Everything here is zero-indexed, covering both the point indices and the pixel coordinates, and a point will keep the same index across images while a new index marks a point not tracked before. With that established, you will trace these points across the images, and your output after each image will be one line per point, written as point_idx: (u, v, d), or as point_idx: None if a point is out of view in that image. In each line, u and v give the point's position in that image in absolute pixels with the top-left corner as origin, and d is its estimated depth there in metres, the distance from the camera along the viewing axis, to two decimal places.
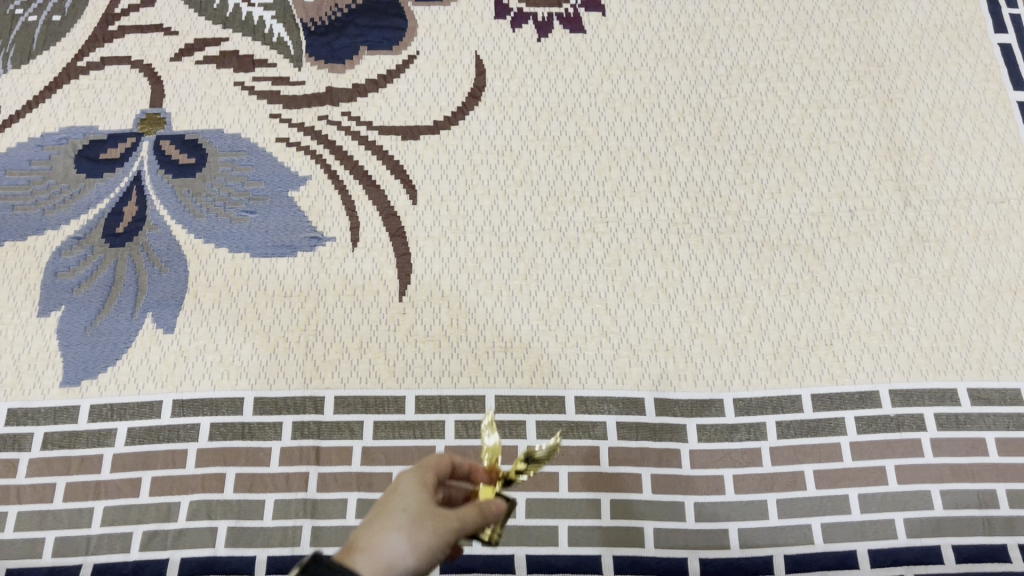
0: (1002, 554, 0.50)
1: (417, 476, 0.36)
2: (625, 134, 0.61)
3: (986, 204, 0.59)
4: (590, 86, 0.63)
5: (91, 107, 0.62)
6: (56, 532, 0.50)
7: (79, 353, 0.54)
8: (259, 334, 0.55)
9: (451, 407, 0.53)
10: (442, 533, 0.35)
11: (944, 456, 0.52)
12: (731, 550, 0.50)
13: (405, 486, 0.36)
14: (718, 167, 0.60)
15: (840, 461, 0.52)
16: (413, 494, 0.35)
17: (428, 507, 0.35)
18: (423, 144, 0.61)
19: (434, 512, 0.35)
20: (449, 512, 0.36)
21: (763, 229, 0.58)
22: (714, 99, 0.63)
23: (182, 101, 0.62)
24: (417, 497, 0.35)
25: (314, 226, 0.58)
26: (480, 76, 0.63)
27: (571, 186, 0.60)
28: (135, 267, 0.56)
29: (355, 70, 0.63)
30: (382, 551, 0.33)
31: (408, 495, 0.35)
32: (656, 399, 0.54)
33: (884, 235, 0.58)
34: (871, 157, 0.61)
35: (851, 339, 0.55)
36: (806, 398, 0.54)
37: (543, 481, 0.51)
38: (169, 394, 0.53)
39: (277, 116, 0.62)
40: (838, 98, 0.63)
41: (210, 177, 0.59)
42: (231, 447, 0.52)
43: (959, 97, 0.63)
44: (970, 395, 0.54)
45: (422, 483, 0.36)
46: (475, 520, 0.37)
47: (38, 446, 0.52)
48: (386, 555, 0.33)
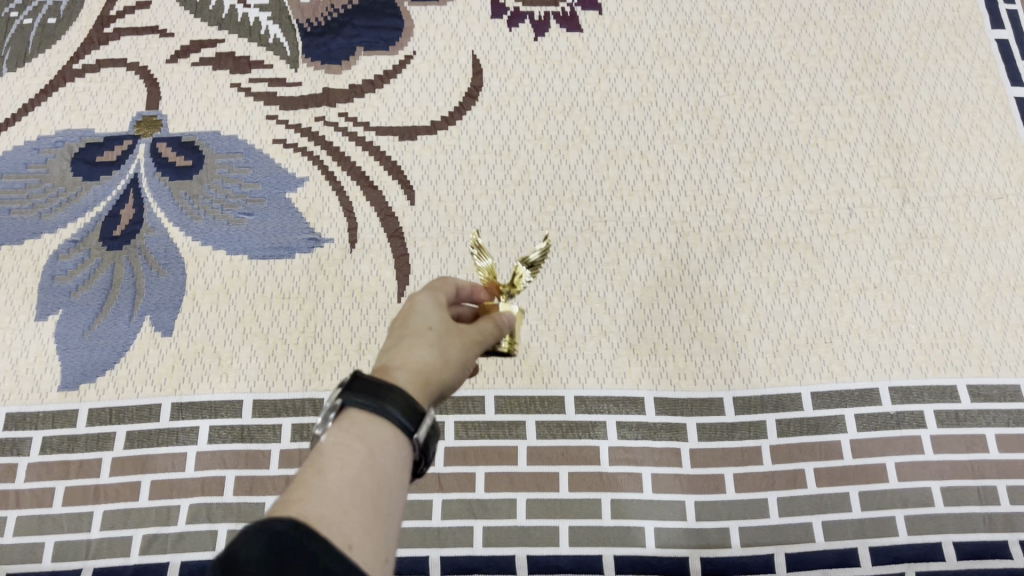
0: (1003, 551, 0.50)
1: (428, 295, 0.37)
2: (622, 133, 0.61)
3: (985, 201, 0.59)
4: (587, 85, 0.63)
5: (87, 110, 0.62)
6: (56, 536, 0.50)
7: (77, 357, 0.54)
8: (257, 336, 0.55)
9: (450, 408, 0.53)
10: (464, 344, 0.35)
11: (944, 453, 0.52)
12: (732, 549, 0.50)
13: (421, 305, 0.36)
14: (716, 165, 0.60)
15: (841, 459, 0.52)
16: (430, 312, 0.36)
17: (446, 323, 0.35)
18: (420, 145, 0.61)
19: (452, 326, 0.36)
20: (464, 327, 0.36)
21: (762, 227, 0.58)
22: (712, 97, 0.63)
23: (178, 104, 0.62)
24: (434, 315, 0.35)
25: (312, 227, 0.58)
26: (477, 75, 0.63)
27: (569, 185, 0.60)
28: (132, 270, 0.56)
29: (352, 70, 0.63)
30: (417, 357, 0.33)
31: (425, 311, 0.35)
32: (656, 398, 0.53)
33: (883, 232, 0.58)
34: (869, 154, 0.61)
35: (850, 336, 0.55)
36: (806, 395, 0.53)
37: (543, 481, 0.51)
38: (168, 398, 0.53)
39: (274, 117, 0.62)
40: (836, 96, 0.63)
41: (207, 179, 0.59)
42: (230, 450, 0.52)
43: (957, 93, 0.62)
44: (970, 392, 0.54)
45: (434, 302, 0.37)
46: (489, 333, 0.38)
47: (37, 451, 0.52)
48: (421, 360, 0.33)
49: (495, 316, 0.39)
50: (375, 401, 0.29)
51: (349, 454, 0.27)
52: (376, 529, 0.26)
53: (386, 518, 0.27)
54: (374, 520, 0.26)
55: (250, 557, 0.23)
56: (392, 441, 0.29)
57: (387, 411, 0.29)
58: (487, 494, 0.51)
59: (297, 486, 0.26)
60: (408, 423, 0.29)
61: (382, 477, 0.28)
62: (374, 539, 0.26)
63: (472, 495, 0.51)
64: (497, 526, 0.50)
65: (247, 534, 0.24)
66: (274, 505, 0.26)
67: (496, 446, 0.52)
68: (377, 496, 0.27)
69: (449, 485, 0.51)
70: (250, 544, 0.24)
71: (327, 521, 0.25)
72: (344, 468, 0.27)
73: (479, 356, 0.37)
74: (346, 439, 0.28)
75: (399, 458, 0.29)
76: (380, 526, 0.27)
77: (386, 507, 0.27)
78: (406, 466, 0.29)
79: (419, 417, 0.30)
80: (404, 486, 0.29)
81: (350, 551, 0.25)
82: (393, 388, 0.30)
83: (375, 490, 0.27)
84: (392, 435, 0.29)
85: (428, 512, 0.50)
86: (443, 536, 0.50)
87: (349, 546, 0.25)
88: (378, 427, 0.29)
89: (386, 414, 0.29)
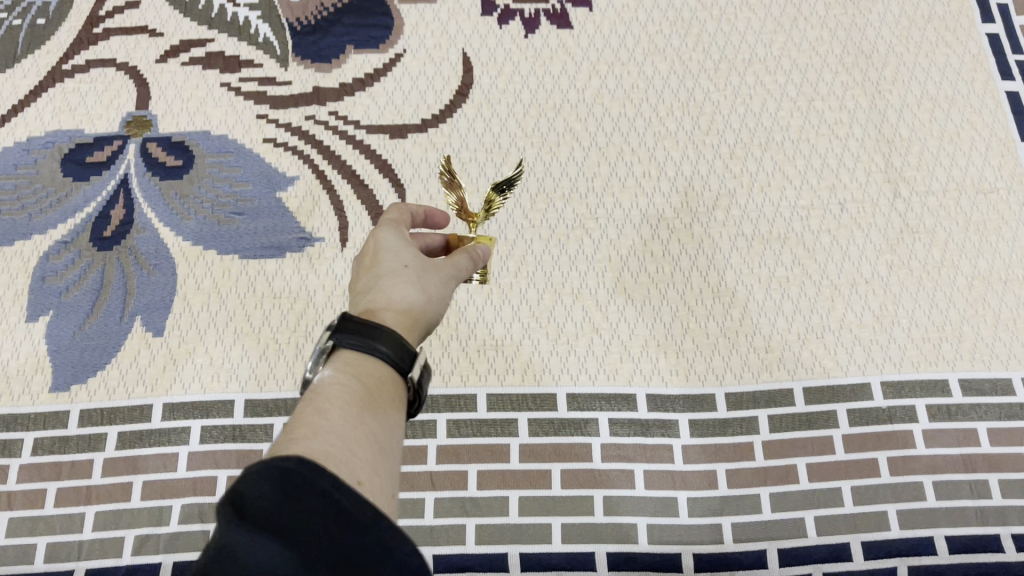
0: (995, 545, 0.50)
1: (396, 232, 0.42)
2: (613, 129, 0.61)
3: (976, 195, 0.59)
4: (578, 82, 0.63)
5: (77, 111, 0.61)
6: (48, 537, 0.50)
7: (68, 358, 0.54)
8: (249, 336, 0.55)
9: (442, 406, 0.53)
10: (441, 275, 0.41)
11: (937, 447, 0.52)
12: (725, 545, 0.50)
13: (392, 248, 0.41)
14: (707, 161, 0.60)
15: (833, 454, 0.52)
16: (403, 251, 0.41)
17: (421, 260, 0.40)
18: (411, 143, 0.61)
19: (428, 263, 0.40)
20: (438, 262, 0.41)
21: (753, 223, 0.58)
22: (703, 93, 0.63)
23: (168, 104, 0.62)
24: (407, 254, 0.40)
25: (302, 226, 0.58)
26: (467, 73, 0.63)
27: (560, 183, 0.59)
28: (123, 271, 0.56)
29: (342, 69, 0.63)
30: (399, 299, 0.38)
31: (399, 251, 0.40)
32: (648, 395, 0.53)
33: (874, 227, 0.58)
34: (860, 149, 0.61)
35: (842, 332, 0.55)
36: (798, 391, 0.54)
37: (536, 479, 0.51)
38: (159, 398, 0.53)
39: (264, 116, 0.62)
40: (826, 91, 0.63)
41: (198, 179, 0.59)
42: (222, 450, 0.52)
43: (947, 87, 0.62)
44: (962, 386, 0.54)
45: (406, 239, 0.42)
46: (466, 262, 0.43)
47: (28, 452, 0.52)
48: (402, 302, 0.38)
49: (470, 248, 0.44)
50: (366, 342, 0.34)
51: (347, 393, 0.32)
52: (379, 459, 0.30)
53: (387, 450, 0.31)
54: (376, 450, 0.31)
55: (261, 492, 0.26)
56: (385, 380, 0.33)
57: (377, 351, 0.34)
58: (480, 492, 0.51)
59: (303, 425, 0.30)
60: (399, 361, 0.34)
61: (378, 413, 0.32)
62: (378, 468, 0.30)
63: (464, 494, 0.51)
64: (489, 524, 0.50)
65: (258, 472, 0.27)
66: (281, 443, 0.29)
67: (488, 445, 0.52)
68: (376, 428, 0.31)
69: (442, 484, 0.51)
70: (259, 483, 0.26)
71: (332, 454, 0.29)
72: (343, 407, 0.31)
73: (458, 284, 0.42)
74: (343, 378, 0.32)
75: (392, 393, 0.33)
76: (382, 456, 0.31)
77: (386, 440, 0.31)
78: (400, 399, 0.34)
79: (406, 356, 0.34)
80: (399, 418, 0.33)
81: (359, 484, 0.29)
82: (380, 330, 0.34)
83: (374, 424, 0.31)
84: (384, 372, 0.34)
85: (420, 511, 0.50)
86: (436, 534, 0.50)
87: (358, 479, 0.29)
88: (371, 367, 0.33)
89: (376, 353, 0.34)
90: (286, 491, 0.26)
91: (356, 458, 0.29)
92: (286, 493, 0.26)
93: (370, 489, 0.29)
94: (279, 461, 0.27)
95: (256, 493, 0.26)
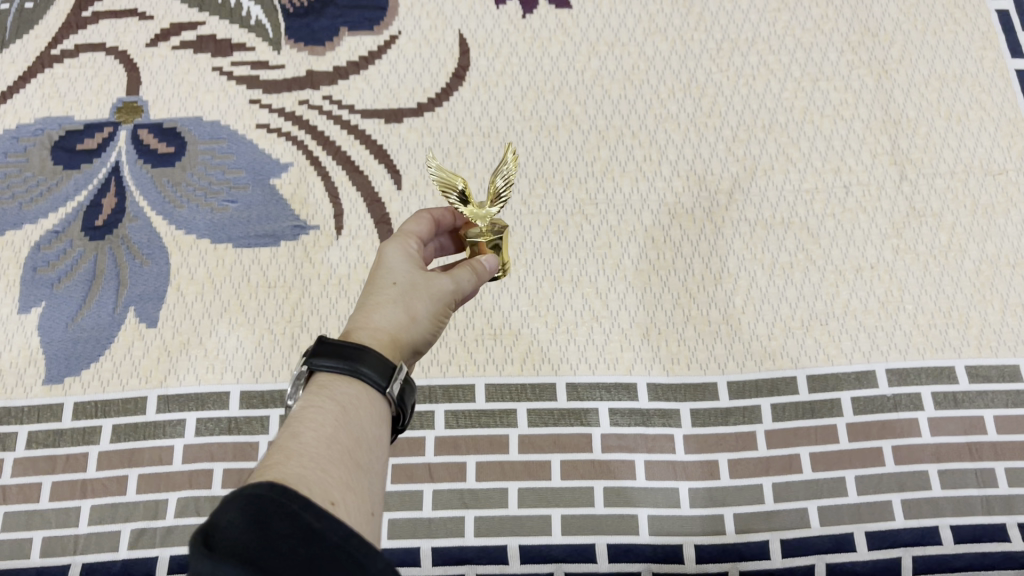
0: (1001, 534, 0.49)
1: (397, 242, 0.40)
2: (613, 112, 0.60)
3: (984, 176, 0.58)
4: (577, 63, 0.62)
5: (66, 97, 0.60)
6: (44, 532, 0.49)
7: (61, 349, 0.53)
8: (243, 326, 0.54)
9: (440, 397, 0.52)
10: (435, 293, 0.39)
11: (941, 435, 0.51)
12: (727, 536, 0.49)
13: (388, 258, 0.39)
14: (709, 144, 0.59)
15: (837, 443, 0.51)
16: (399, 264, 0.39)
17: (413, 276, 0.39)
18: (407, 128, 0.60)
19: (418, 278, 0.39)
20: (433, 274, 0.40)
21: (756, 207, 0.57)
22: (705, 73, 0.61)
23: (159, 89, 0.61)
24: (400, 268, 0.39)
25: (296, 214, 0.57)
26: (463, 55, 0.62)
27: (560, 167, 0.58)
28: (115, 260, 0.55)
29: (335, 51, 0.62)
30: (379, 318, 0.37)
31: (393, 263, 0.39)
32: (649, 384, 0.53)
33: (880, 211, 0.57)
34: (865, 130, 0.59)
35: (846, 318, 0.54)
36: (801, 378, 0.53)
37: (535, 470, 0.51)
38: (154, 390, 0.52)
39: (256, 101, 0.60)
40: (831, 71, 0.61)
41: (190, 166, 0.58)
42: (218, 442, 0.51)
43: (956, 66, 0.61)
44: (968, 372, 0.53)
45: (407, 250, 0.40)
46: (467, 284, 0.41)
47: (22, 446, 0.51)
48: (382, 321, 0.37)
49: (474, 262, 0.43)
50: (346, 363, 0.33)
51: (323, 415, 0.31)
52: (353, 477, 0.30)
53: (364, 469, 0.31)
54: (351, 470, 0.30)
55: (231, 520, 0.25)
56: (362, 398, 0.33)
57: (358, 371, 0.33)
58: (478, 484, 0.51)
59: (278, 451, 0.29)
60: (376, 378, 0.33)
61: (354, 432, 0.31)
62: (354, 486, 0.29)
63: (463, 485, 0.50)
64: (488, 516, 0.50)
65: (227, 502, 0.26)
66: (255, 471, 0.29)
67: (487, 435, 0.52)
68: (352, 447, 0.31)
69: (440, 475, 0.51)
70: (229, 510, 0.25)
71: (305, 476, 0.28)
72: (318, 429, 0.30)
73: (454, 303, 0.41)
74: (319, 400, 0.32)
75: (371, 411, 0.33)
76: (359, 475, 0.30)
77: (364, 458, 0.31)
78: (380, 416, 0.33)
79: (386, 373, 0.34)
80: (379, 437, 0.32)
81: (332, 504, 0.28)
82: (359, 349, 0.34)
83: (350, 443, 0.31)
84: (361, 392, 0.33)
85: (418, 503, 0.50)
86: (434, 527, 0.49)
87: (330, 499, 0.28)
88: (348, 386, 0.33)
89: (357, 373, 0.33)
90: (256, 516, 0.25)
91: (329, 479, 0.28)
92: (255, 516, 0.25)
93: (344, 509, 0.28)
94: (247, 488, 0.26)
95: (226, 519, 0.25)
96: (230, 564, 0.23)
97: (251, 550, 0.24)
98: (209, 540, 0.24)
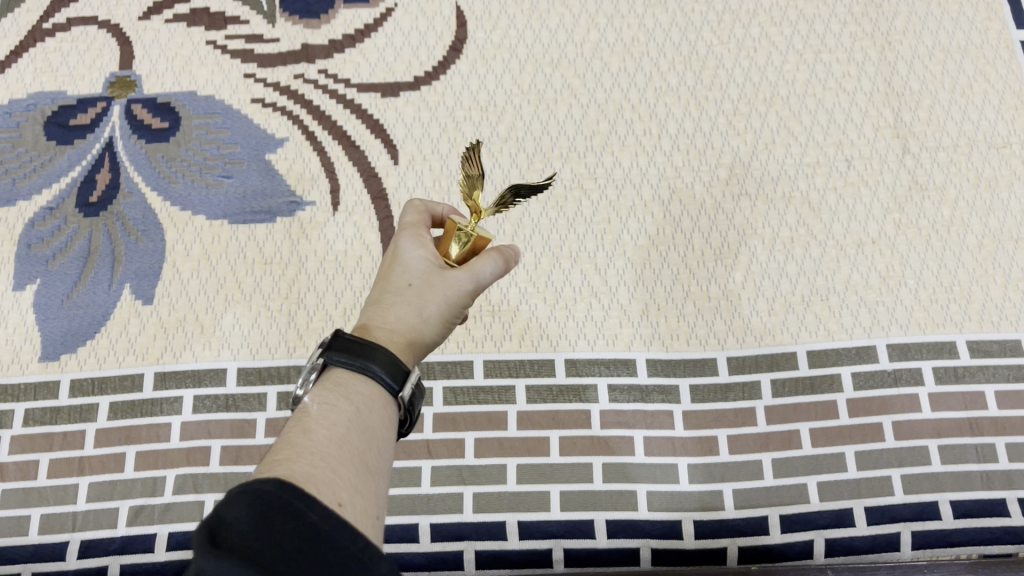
0: (1001, 509, 0.49)
1: (415, 237, 0.40)
2: (613, 85, 0.59)
3: (988, 149, 0.57)
4: (575, 36, 0.61)
5: (59, 72, 0.60)
6: (41, 509, 0.49)
7: (57, 327, 0.53)
8: (240, 303, 0.54)
9: (438, 373, 0.52)
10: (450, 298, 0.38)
11: (943, 410, 0.51)
12: (726, 512, 0.49)
13: (404, 256, 0.39)
14: (710, 118, 0.58)
15: (837, 418, 0.51)
16: (417, 263, 0.39)
17: (429, 276, 0.39)
18: (403, 101, 0.59)
19: (435, 279, 0.38)
20: (452, 274, 0.39)
21: (757, 181, 0.57)
22: (705, 46, 0.60)
23: (152, 63, 0.60)
24: (417, 268, 0.39)
25: (292, 190, 0.56)
26: (460, 27, 0.61)
27: (558, 142, 0.58)
28: (110, 237, 0.55)
29: (331, 25, 0.61)
30: (395, 319, 0.37)
31: (411, 262, 0.39)
32: (648, 360, 0.52)
33: (882, 184, 0.56)
34: (868, 103, 0.58)
35: (847, 294, 0.54)
36: (801, 354, 0.52)
37: (534, 446, 0.51)
38: (152, 366, 0.52)
39: (251, 75, 0.60)
40: (834, 42, 0.60)
41: (185, 141, 0.57)
42: (216, 419, 0.51)
43: (960, 37, 0.60)
44: (969, 347, 0.52)
45: (425, 245, 0.40)
46: (489, 270, 0.40)
47: (19, 424, 0.51)
48: (396, 322, 0.37)
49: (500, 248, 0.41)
50: (359, 361, 0.33)
51: (335, 413, 0.31)
52: (362, 479, 0.30)
53: (373, 471, 0.31)
54: (360, 471, 0.30)
55: (237, 518, 0.25)
56: (374, 399, 0.33)
57: (370, 371, 0.33)
58: (477, 460, 0.50)
59: (287, 447, 0.30)
60: (388, 380, 0.33)
61: (365, 433, 0.31)
62: (362, 488, 0.30)
63: (462, 462, 0.50)
64: (487, 492, 0.50)
65: (234, 498, 0.26)
66: (265, 466, 0.29)
67: (485, 411, 0.51)
68: (362, 448, 0.31)
69: (439, 452, 0.50)
70: (236, 507, 0.26)
71: (313, 476, 0.28)
72: (329, 428, 0.31)
73: (474, 297, 0.40)
74: (331, 397, 0.32)
75: (381, 412, 0.33)
76: (367, 476, 0.30)
77: (372, 459, 0.31)
78: (390, 418, 0.33)
79: (399, 375, 0.34)
80: (388, 438, 0.32)
81: (340, 505, 0.28)
82: (373, 348, 0.34)
83: (360, 444, 0.31)
84: (374, 392, 0.33)
85: (416, 479, 0.50)
86: (433, 503, 0.49)
87: (338, 500, 0.28)
88: (360, 385, 0.33)
89: (370, 373, 0.33)
90: (263, 514, 0.25)
91: (337, 480, 0.29)
92: (261, 513, 0.25)
93: (351, 511, 0.28)
94: (256, 486, 0.26)
95: (233, 517, 0.25)
96: (234, 565, 0.24)
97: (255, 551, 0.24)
98: (216, 539, 0.25)
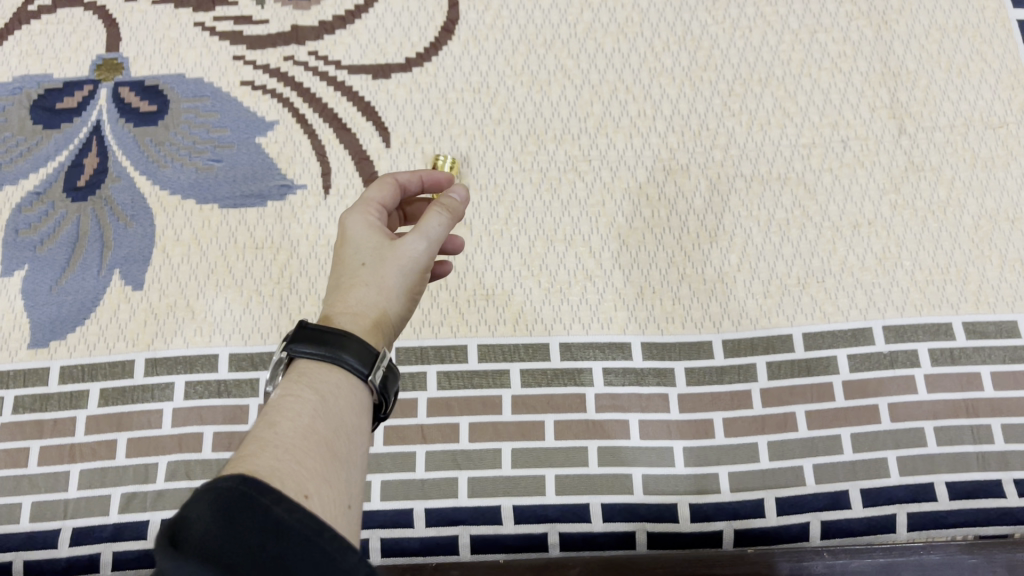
0: (997, 490, 0.49)
1: (364, 214, 0.40)
2: (606, 66, 0.59)
3: (984, 130, 0.56)
4: (569, 16, 0.60)
5: (45, 55, 0.59)
6: (33, 497, 0.49)
7: (46, 313, 0.52)
8: (231, 289, 0.53)
9: (432, 358, 0.52)
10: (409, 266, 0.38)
11: (939, 392, 0.51)
12: (722, 494, 0.49)
13: (355, 236, 0.39)
14: (704, 99, 0.58)
15: (832, 401, 0.51)
16: (367, 239, 0.39)
17: (382, 251, 0.38)
18: (395, 84, 0.58)
19: (388, 253, 0.38)
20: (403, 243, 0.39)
21: (752, 162, 0.56)
22: (700, 25, 0.60)
23: (140, 46, 0.59)
24: (368, 244, 0.39)
25: (283, 173, 0.56)
26: (452, 8, 0.60)
27: (551, 124, 0.57)
28: (99, 222, 0.54)
29: (321, 6, 0.60)
30: (356, 300, 0.37)
31: (361, 240, 0.39)
32: (643, 343, 0.52)
33: (877, 165, 0.56)
34: (864, 84, 0.58)
35: (843, 276, 0.53)
36: (796, 336, 0.52)
37: (529, 430, 0.50)
38: (142, 353, 0.52)
39: (240, 57, 0.59)
40: (830, 22, 0.60)
41: (173, 124, 0.57)
42: (208, 405, 0.51)
43: (957, 16, 0.59)
44: (965, 329, 0.52)
45: (375, 221, 0.40)
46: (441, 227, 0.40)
47: (9, 411, 0.51)
48: (358, 304, 0.36)
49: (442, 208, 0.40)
50: (327, 350, 0.33)
51: (301, 404, 0.31)
52: (330, 469, 0.30)
53: (342, 460, 0.31)
54: (326, 461, 0.30)
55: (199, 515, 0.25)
56: (342, 387, 0.33)
57: (339, 359, 0.33)
58: (471, 444, 0.50)
59: (253, 441, 0.30)
60: (356, 365, 0.33)
61: (332, 422, 0.31)
62: (330, 477, 0.29)
63: (456, 446, 0.50)
64: (481, 477, 0.49)
65: (197, 497, 0.26)
66: (231, 462, 0.29)
67: (480, 395, 0.51)
68: (330, 438, 0.31)
69: (433, 436, 0.50)
70: (198, 506, 0.26)
71: (278, 470, 0.28)
72: (294, 419, 0.30)
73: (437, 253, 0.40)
74: (296, 389, 0.32)
75: (351, 399, 0.33)
76: (335, 465, 0.30)
77: (341, 448, 0.31)
78: (360, 405, 0.33)
79: (369, 360, 0.33)
80: (361, 425, 0.32)
81: (306, 497, 0.28)
82: (340, 337, 0.33)
83: (327, 434, 0.31)
84: (342, 379, 0.33)
85: (411, 464, 0.50)
86: (427, 487, 0.49)
87: (304, 492, 0.28)
88: (328, 374, 0.33)
89: (339, 361, 0.33)
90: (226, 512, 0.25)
91: (303, 472, 0.29)
92: (223, 510, 0.25)
93: (319, 501, 0.28)
94: (218, 482, 0.26)
95: (195, 516, 0.25)
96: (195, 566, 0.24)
97: (218, 549, 0.24)
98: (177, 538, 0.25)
